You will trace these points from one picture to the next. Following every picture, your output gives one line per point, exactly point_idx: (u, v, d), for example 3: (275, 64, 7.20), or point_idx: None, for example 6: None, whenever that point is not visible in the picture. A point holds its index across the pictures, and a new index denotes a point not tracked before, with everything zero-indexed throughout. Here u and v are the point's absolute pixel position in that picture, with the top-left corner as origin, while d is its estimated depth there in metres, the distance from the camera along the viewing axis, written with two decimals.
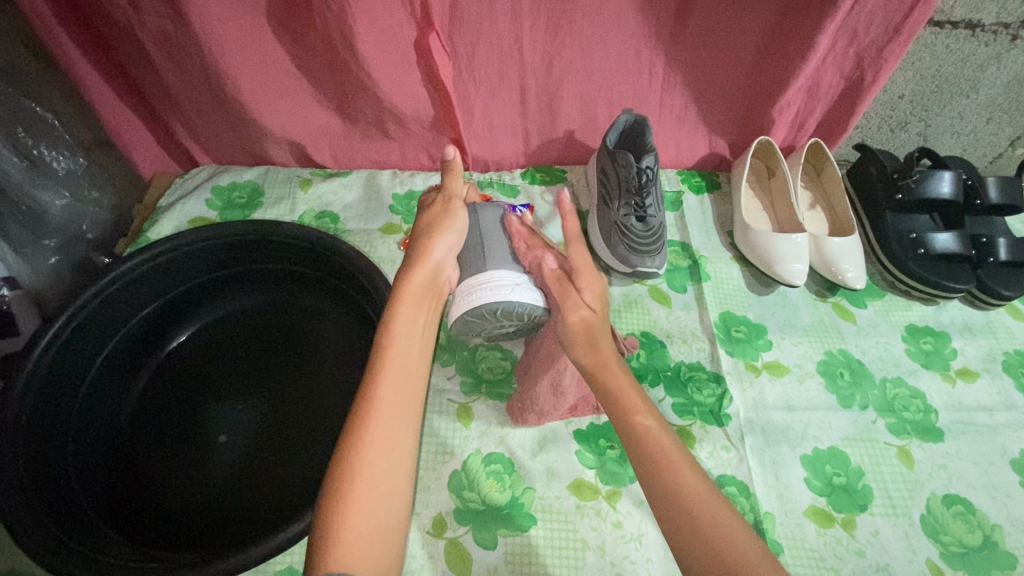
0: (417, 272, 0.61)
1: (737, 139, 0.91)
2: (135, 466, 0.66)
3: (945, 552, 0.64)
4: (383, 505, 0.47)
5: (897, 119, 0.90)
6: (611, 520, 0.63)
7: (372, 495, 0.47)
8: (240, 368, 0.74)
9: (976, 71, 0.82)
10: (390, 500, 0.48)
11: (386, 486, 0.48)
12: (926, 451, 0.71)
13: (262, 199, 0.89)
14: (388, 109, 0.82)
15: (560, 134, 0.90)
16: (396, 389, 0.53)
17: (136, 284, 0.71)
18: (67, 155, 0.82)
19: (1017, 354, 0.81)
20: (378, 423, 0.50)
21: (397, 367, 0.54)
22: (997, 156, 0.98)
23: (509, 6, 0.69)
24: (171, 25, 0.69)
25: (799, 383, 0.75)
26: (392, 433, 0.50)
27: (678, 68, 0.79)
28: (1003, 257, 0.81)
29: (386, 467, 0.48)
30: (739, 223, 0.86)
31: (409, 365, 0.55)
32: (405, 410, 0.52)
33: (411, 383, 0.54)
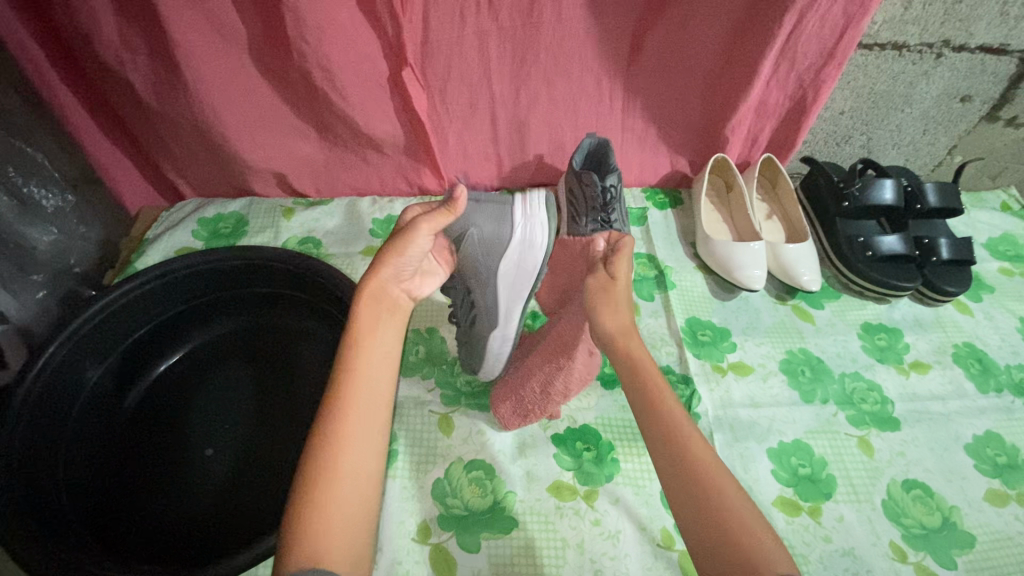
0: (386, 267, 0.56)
1: (695, 156, 0.98)
2: (125, 484, 0.67)
3: (907, 534, 0.67)
4: (358, 505, 0.46)
5: (841, 133, 0.98)
6: (590, 519, 0.65)
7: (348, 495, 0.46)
8: (229, 387, 0.76)
9: (907, 87, 0.90)
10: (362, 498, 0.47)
11: (359, 488, 0.47)
12: (885, 439, 0.75)
13: (246, 228, 0.93)
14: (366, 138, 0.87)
15: (530, 157, 0.96)
16: (371, 388, 0.52)
17: (126, 308, 0.73)
18: (55, 193, 0.86)
19: (966, 346, 0.86)
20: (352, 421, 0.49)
21: (372, 365, 0.53)
22: (938, 164, 1.06)
23: (474, 41, 0.75)
24: (159, 66, 0.74)
25: (763, 381, 0.79)
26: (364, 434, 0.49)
27: (635, 94, 0.86)
28: (945, 255, 0.87)
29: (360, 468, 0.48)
30: (700, 234, 0.92)
31: (382, 366, 0.53)
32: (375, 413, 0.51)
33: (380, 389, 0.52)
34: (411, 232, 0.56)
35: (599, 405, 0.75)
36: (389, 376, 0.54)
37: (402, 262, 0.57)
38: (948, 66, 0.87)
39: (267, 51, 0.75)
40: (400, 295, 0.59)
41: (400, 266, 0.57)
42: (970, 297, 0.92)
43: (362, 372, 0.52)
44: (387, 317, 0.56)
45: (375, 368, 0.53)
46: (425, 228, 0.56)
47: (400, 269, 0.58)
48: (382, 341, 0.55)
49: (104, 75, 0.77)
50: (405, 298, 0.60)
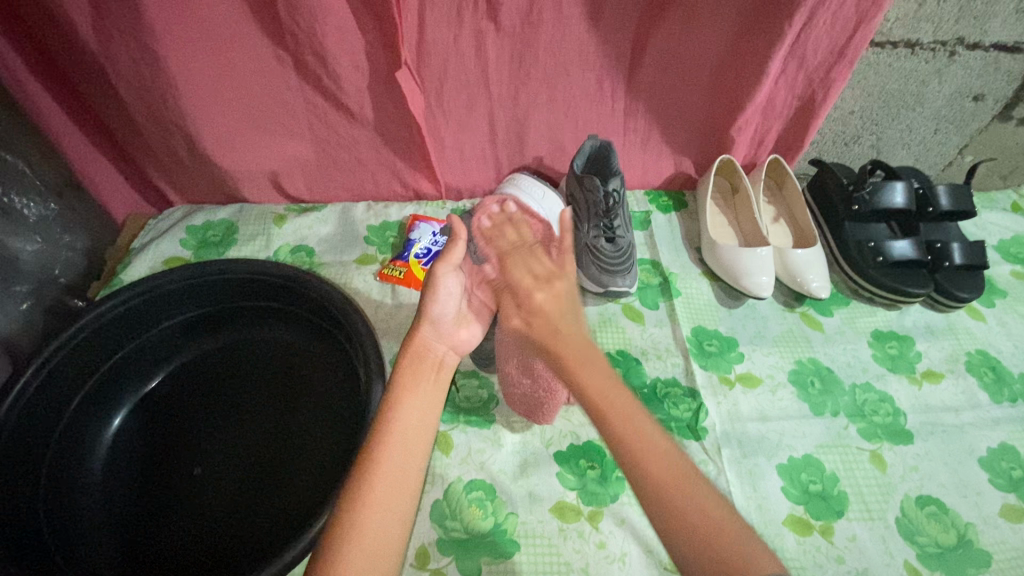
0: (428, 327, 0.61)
1: (700, 158, 0.95)
2: (111, 513, 0.65)
3: (922, 554, 0.65)
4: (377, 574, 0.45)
5: (850, 134, 0.95)
6: (594, 541, 0.63)
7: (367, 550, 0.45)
8: (218, 406, 0.73)
9: (919, 86, 0.87)
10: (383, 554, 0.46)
11: (379, 557, 0.45)
12: (897, 453, 0.73)
13: (236, 236, 0.90)
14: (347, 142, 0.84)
15: (530, 160, 0.93)
16: (403, 456, 0.50)
17: (108, 327, 0.70)
18: (37, 202, 0.82)
19: (979, 354, 0.84)
20: (379, 487, 0.48)
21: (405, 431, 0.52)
22: (948, 163, 1.02)
23: (471, 41, 0.72)
24: (141, 70, 0.70)
25: (772, 394, 0.77)
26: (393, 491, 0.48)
27: (639, 94, 0.83)
28: (957, 261, 0.85)
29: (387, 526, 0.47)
30: (706, 239, 0.89)
31: (414, 434, 0.52)
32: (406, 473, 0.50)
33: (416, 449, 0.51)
34: (438, 276, 0.62)
35: None
36: (422, 446, 0.52)
37: (437, 316, 0.62)
38: (962, 64, 0.84)
39: (254, 53, 0.72)
40: (447, 353, 0.62)
41: (438, 324, 0.62)
42: (983, 302, 0.90)
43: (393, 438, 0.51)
44: (428, 374, 0.58)
45: (406, 436, 0.52)
46: (446, 269, 0.62)
47: (440, 325, 0.62)
48: (418, 409, 0.54)
49: (83, 79, 0.74)
50: (452, 355, 0.62)
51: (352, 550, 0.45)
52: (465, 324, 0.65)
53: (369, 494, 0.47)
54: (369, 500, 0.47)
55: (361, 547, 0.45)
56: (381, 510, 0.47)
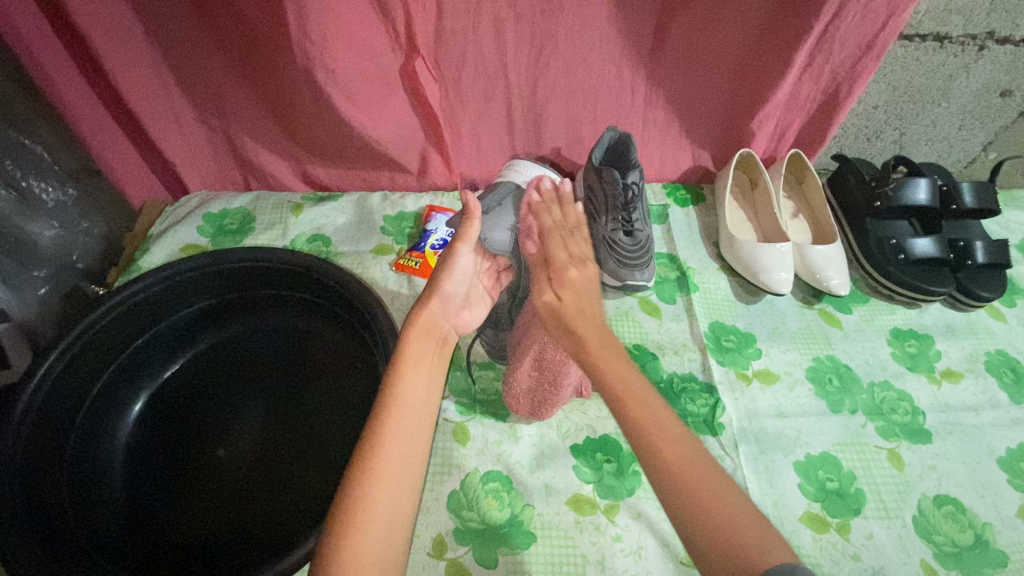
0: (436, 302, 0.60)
1: (719, 151, 0.94)
2: (133, 497, 0.66)
3: (939, 553, 0.65)
4: (390, 543, 0.45)
5: (873, 128, 0.93)
6: (611, 534, 0.63)
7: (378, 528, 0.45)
8: (239, 395, 0.74)
9: (946, 81, 0.85)
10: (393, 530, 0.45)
11: (390, 527, 0.45)
12: (915, 452, 0.72)
13: (253, 224, 0.90)
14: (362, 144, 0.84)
15: (547, 151, 0.92)
16: (408, 428, 0.50)
17: (128, 314, 0.70)
18: (55, 186, 0.82)
19: (999, 354, 0.83)
20: (386, 459, 0.48)
21: (410, 407, 0.51)
22: (972, 161, 1.01)
23: (493, 30, 0.71)
24: None
25: (790, 391, 0.76)
26: (399, 469, 0.48)
27: (659, 86, 0.82)
28: (981, 259, 0.84)
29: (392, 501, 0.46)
30: (724, 234, 0.88)
31: (420, 409, 0.52)
32: (412, 450, 0.49)
33: (421, 426, 0.51)
34: (453, 253, 0.61)
35: None
36: (426, 417, 0.52)
37: (448, 291, 0.61)
38: (991, 59, 0.82)
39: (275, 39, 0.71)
40: (451, 331, 0.62)
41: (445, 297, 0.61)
42: (1004, 302, 0.89)
43: (399, 411, 0.51)
44: (433, 348, 0.58)
45: (411, 409, 0.51)
46: (463, 248, 0.61)
47: (448, 301, 0.62)
48: (421, 381, 0.54)
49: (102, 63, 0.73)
50: (454, 333, 0.62)
51: (365, 521, 0.45)
52: (468, 305, 0.65)
53: (377, 465, 0.47)
54: (378, 472, 0.47)
55: (372, 516, 0.45)
56: (391, 481, 0.47)
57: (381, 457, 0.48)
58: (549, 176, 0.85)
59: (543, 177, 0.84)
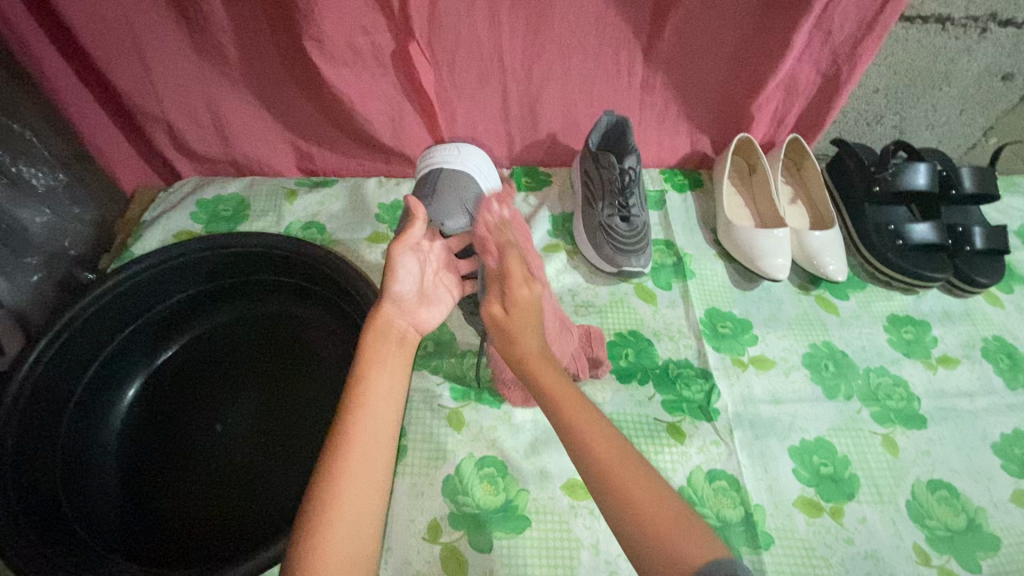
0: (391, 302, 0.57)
1: (717, 136, 0.92)
2: (127, 481, 0.66)
3: (931, 537, 0.65)
4: (359, 546, 0.45)
5: (872, 113, 0.92)
6: (605, 519, 0.64)
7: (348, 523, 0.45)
8: (231, 380, 0.74)
9: (948, 65, 0.84)
10: (363, 524, 0.46)
11: (359, 526, 0.46)
12: (910, 437, 0.72)
13: (247, 212, 0.89)
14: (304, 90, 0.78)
15: (543, 136, 0.91)
16: (374, 428, 0.49)
17: (119, 300, 0.70)
18: (46, 172, 0.81)
19: (995, 340, 0.83)
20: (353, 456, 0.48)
21: (376, 404, 0.51)
22: (972, 146, 1.00)
23: (485, 11, 0.70)
24: None
25: (785, 376, 0.76)
26: (369, 464, 0.48)
27: (656, 70, 0.80)
28: (979, 245, 0.83)
29: (361, 497, 0.46)
30: (722, 219, 0.88)
31: (387, 402, 0.51)
32: (380, 447, 0.49)
33: (387, 423, 0.50)
34: (394, 257, 0.56)
35: (615, 400, 0.73)
36: (393, 415, 0.51)
37: (398, 294, 0.57)
38: (993, 41, 0.81)
39: (263, 22, 0.70)
40: (409, 328, 0.58)
41: (398, 300, 0.57)
42: (1002, 288, 0.88)
43: (366, 410, 0.50)
44: (393, 350, 0.55)
45: (379, 406, 0.51)
46: (403, 251, 0.56)
47: (402, 302, 0.58)
48: (385, 378, 0.52)
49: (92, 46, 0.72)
50: (414, 331, 0.58)
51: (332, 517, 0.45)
52: (427, 302, 0.61)
53: (345, 465, 0.47)
54: (345, 472, 0.47)
55: (341, 518, 0.45)
56: (358, 480, 0.47)
57: (347, 456, 0.47)
58: (470, 147, 0.82)
59: (465, 149, 0.81)
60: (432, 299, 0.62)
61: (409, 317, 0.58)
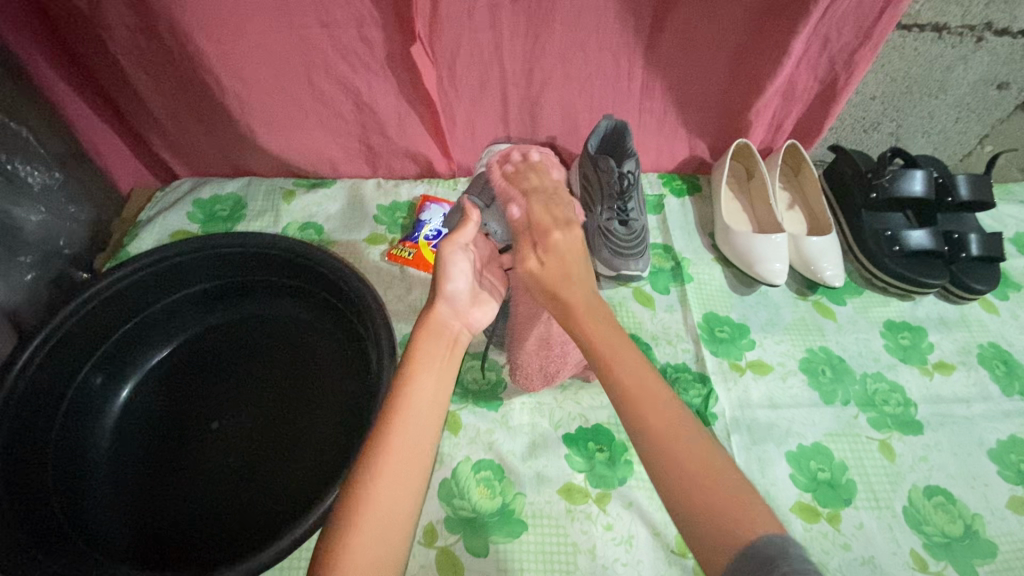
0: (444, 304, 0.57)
1: (716, 141, 0.93)
2: (120, 483, 0.66)
3: (928, 543, 0.65)
4: (387, 550, 0.44)
5: (869, 120, 0.93)
6: (602, 523, 0.63)
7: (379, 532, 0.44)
8: (227, 382, 0.73)
9: (944, 73, 0.85)
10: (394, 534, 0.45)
11: (391, 529, 0.44)
12: (907, 443, 0.72)
13: (245, 212, 0.88)
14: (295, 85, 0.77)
15: (542, 140, 0.91)
16: (416, 432, 0.48)
17: (114, 300, 0.69)
18: (42, 170, 0.79)
19: (991, 347, 0.83)
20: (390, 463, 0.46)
21: (417, 408, 0.50)
22: (967, 153, 1.00)
23: (486, 15, 0.70)
24: (144, 37, 0.69)
25: (782, 381, 0.76)
26: (406, 471, 0.47)
27: (655, 75, 0.81)
28: (974, 252, 0.83)
29: (395, 505, 0.45)
30: (719, 224, 0.88)
31: (429, 405, 0.50)
32: (418, 456, 0.48)
33: (427, 429, 0.49)
34: (445, 255, 0.58)
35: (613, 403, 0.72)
36: (435, 419, 0.50)
37: (450, 293, 0.58)
38: (989, 50, 0.82)
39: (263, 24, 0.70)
40: (462, 331, 0.58)
41: (451, 302, 0.58)
42: (997, 295, 0.89)
43: (408, 410, 0.49)
44: (443, 352, 0.54)
45: (421, 408, 0.50)
46: (455, 244, 0.59)
47: (455, 302, 0.58)
48: (430, 380, 0.51)
49: (92, 44, 0.71)
50: (467, 334, 0.58)
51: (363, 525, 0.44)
52: (479, 304, 0.61)
53: (382, 464, 0.46)
54: (381, 472, 0.46)
55: (372, 519, 0.44)
56: (392, 481, 0.46)
57: (386, 457, 0.47)
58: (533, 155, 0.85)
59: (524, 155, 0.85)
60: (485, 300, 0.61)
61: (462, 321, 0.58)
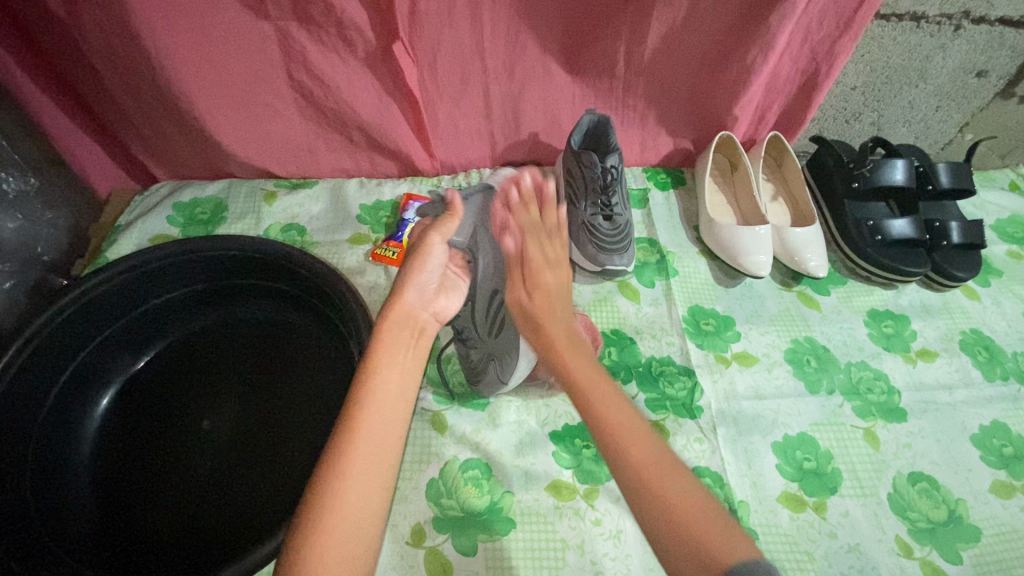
0: (411, 290, 0.57)
1: (699, 134, 0.93)
2: (103, 491, 0.65)
3: (913, 529, 0.66)
4: (357, 546, 0.43)
5: (851, 110, 0.93)
6: (590, 519, 0.63)
7: (349, 523, 0.44)
8: (210, 388, 0.72)
9: (923, 62, 0.85)
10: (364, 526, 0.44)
11: (360, 525, 0.44)
12: (891, 431, 0.73)
13: (225, 214, 0.88)
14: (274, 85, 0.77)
15: (526, 136, 0.90)
16: (383, 422, 0.48)
17: (93, 307, 0.69)
18: (17, 176, 0.77)
19: (973, 333, 0.84)
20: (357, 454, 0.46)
21: (382, 398, 0.49)
22: (948, 142, 1.01)
23: (464, 12, 0.69)
24: (116, 42, 0.68)
25: (768, 372, 0.77)
26: (374, 464, 0.46)
27: (637, 69, 0.80)
28: (956, 240, 0.85)
29: (363, 498, 0.45)
30: (704, 218, 0.88)
31: (395, 398, 0.50)
32: (386, 447, 0.47)
33: (393, 422, 0.49)
34: (424, 245, 0.58)
35: None
36: (400, 413, 0.50)
37: (422, 281, 0.58)
38: (968, 39, 0.82)
39: (237, 26, 0.69)
40: (430, 320, 0.59)
41: (421, 283, 0.58)
42: (978, 282, 0.90)
43: (377, 407, 0.49)
44: (406, 340, 0.54)
45: (390, 403, 0.49)
46: (437, 239, 0.59)
47: (423, 290, 0.59)
48: (396, 370, 0.51)
49: (63, 47, 0.70)
50: (433, 322, 0.59)
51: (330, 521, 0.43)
52: (445, 291, 0.62)
53: (350, 456, 0.46)
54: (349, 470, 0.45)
55: (342, 514, 0.44)
56: (360, 480, 0.45)
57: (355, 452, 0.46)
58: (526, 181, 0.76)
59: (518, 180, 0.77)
60: (449, 287, 0.62)
61: (428, 305, 0.59)
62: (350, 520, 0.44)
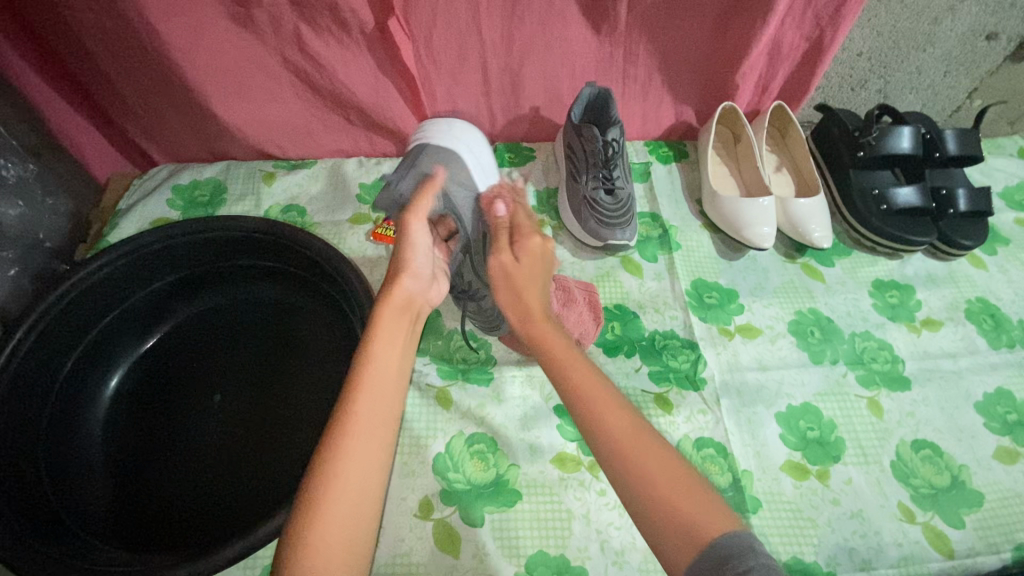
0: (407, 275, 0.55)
1: (701, 105, 0.91)
2: (116, 471, 0.66)
3: (915, 495, 0.66)
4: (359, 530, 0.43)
5: (856, 77, 0.91)
6: (595, 489, 0.64)
7: (349, 510, 0.43)
8: (216, 368, 0.73)
9: (931, 25, 0.83)
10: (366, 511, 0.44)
11: (359, 510, 0.44)
12: (895, 400, 0.73)
13: (225, 196, 0.87)
14: (268, 65, 0.75)
15: (525, 111, 0.89)
16: (379, 405, 0.47)
17: (97, 291, 0.69)
18: (16, 162, 0.76)
19: (979, 302, 0.83)
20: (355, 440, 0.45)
21: (378, 381, 0.48)
22: (956, 108, 0.99)
23: None
24: (107, 22, 0.67)
25: (772, 344, 0.77)
26: (372, 450, 0.45)
27: (637, 40, 0.78)
28: (962, 207, 0.83)
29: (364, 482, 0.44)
30: (707, 190, 0.87)
31: (391, 380, 0.49)
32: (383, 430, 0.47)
33: (389, 404, 0.48)
34: (408, 228, 0.58)
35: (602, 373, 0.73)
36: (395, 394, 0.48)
37: (416, 267, 0.57)
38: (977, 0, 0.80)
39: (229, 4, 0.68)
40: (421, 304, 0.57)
41: (415, 270, 0.56)
42: (985, 250, 0.89)
43: (367, 386, 0.48)
44: (404, 325, 0.53)
45: (383, 386, 0.48)
46: (420, 221, 0.59)
47: (419, 276, 0.57)
48: (391, 353, 0.50)
49: (56, 29, 0.69)
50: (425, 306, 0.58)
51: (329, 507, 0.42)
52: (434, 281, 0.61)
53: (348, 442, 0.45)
54: (345, 456, 0.44)
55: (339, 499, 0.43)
56: (356, 465, 0.44)
57: (349, 436, 0.45)
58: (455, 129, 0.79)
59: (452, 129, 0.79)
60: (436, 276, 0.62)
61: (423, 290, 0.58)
62: (350, 507, 0.43)
